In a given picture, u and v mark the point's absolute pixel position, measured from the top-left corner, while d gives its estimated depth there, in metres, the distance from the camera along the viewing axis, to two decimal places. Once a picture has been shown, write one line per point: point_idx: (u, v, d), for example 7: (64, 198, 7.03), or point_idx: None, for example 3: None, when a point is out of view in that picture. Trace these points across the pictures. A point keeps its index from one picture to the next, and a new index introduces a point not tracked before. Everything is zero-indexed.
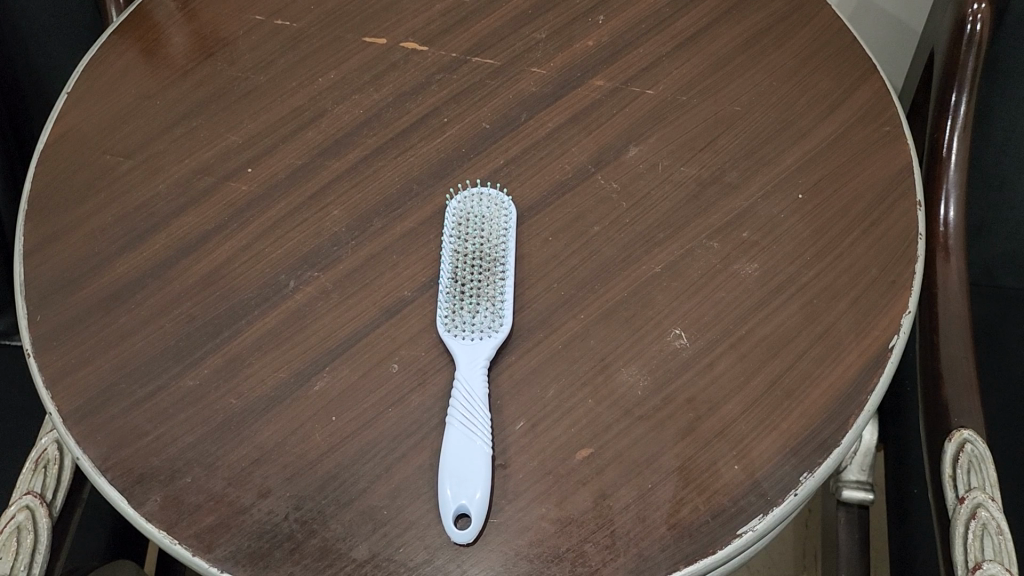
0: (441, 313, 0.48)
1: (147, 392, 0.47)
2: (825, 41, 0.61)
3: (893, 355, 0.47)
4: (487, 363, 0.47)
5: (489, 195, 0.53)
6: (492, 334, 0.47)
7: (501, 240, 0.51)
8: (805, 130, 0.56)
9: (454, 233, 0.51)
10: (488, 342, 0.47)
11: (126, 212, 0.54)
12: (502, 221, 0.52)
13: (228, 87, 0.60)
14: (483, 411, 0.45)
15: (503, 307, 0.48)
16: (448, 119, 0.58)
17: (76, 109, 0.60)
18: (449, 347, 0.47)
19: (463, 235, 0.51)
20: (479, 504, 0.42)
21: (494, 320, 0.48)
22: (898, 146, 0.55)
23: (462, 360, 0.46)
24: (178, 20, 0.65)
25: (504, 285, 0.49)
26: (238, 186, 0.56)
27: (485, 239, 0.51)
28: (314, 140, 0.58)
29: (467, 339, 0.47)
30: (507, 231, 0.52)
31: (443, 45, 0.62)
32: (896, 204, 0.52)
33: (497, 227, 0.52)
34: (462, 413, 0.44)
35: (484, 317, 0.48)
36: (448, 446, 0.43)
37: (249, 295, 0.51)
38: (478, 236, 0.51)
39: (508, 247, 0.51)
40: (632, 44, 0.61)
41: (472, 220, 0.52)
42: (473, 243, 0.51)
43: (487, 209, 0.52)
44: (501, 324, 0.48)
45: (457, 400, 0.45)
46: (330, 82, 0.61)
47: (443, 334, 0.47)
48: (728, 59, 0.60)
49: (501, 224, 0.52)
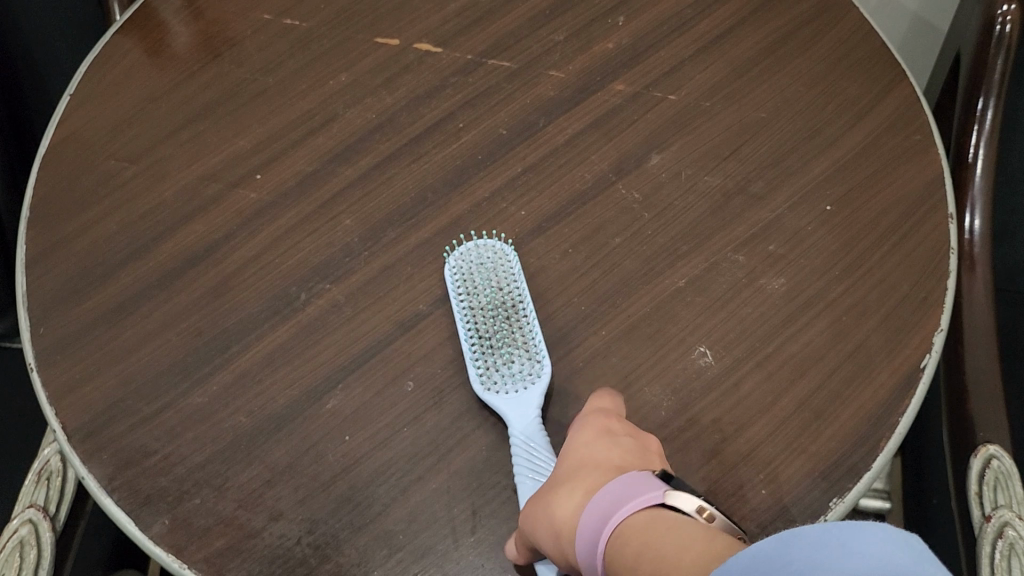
0: (475, 374, 0.45)
1: (153, 410, 0.46)
2: (853, 44, 0.59)
3: (925, 375, 0.45)
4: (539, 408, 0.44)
5: (492, 247, 0.50)
6: (536, 380, 0.45)
7: (513, 284, 0.47)
8: (832, 138, 0.54)
9: (461, 284, 0.48)
10: (535, 388, 0.45)
11: (132, 218, 0.53)
12: (506, 265, 0.49)
13: (237, 90, 0.59)
14: (547, 455, 0.43)
15: (539, 349, 0.46)
16: (464, 125, 0.56)
17: (79, 110, 0.58)
18: (495, 406, 0.44)
19: (473, 289, 0.48)
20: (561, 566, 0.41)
21: (533, 364, 0.45)
22: (929, 156, 0.53)
23: (511, 415, 0.44)
24: (184, 18, 0.63)
25: (531, 326, 0.46)
26: (247, 193, 0.54)
27: (497, 287, 0.47)
28: (326, 145, 0.56)
29: (511, 393, 0.44)
30: (516, 273, 0.48)
31: (458, 46, 0.60)
32: (926, 218, 0.51)
33: (505, 272, 0.48)
34: (527, 461, 0.42)
35: (522, 365, 0.45)
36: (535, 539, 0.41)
37: (259, 308, 0.49)
38: (489, 284, 0.48)
39: (521, 289, 0.47)
40: (654, 47, 0.59)
41: (477, 271, 0.48)
42: (485, 294, 0.47)
43: (489, 257, 0.49)
44: (542, 366, 0.45)
45: (519, 453, 0.43)
46: (341, 84, 0.59)
47: (481, 394, 0.45)
48: (753, 63, 0.58)
49: (507, 269, 0.48)
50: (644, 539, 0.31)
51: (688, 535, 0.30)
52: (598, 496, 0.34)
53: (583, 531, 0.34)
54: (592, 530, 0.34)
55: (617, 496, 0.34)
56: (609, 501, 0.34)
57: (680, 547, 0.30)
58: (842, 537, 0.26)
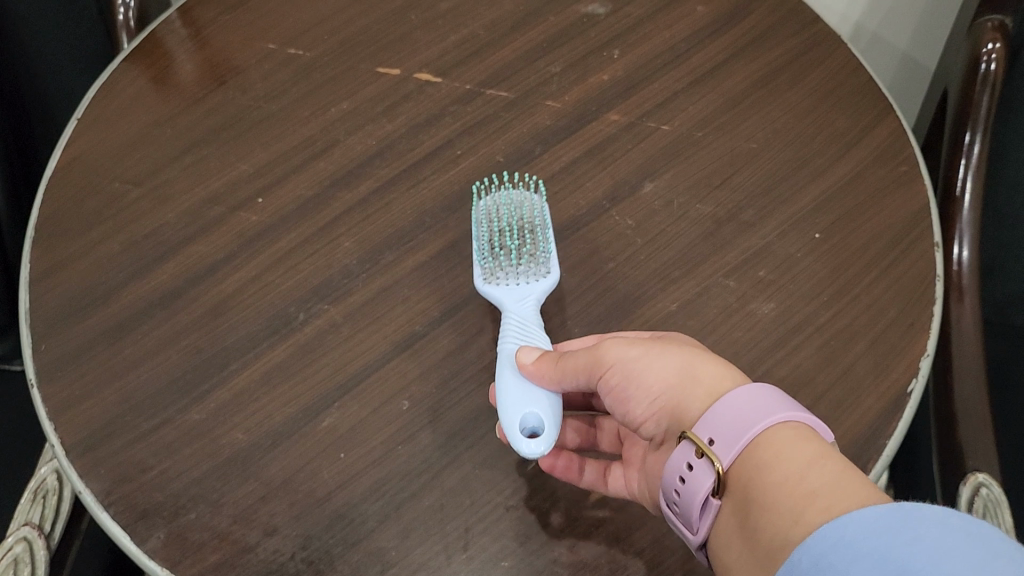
0: (484, 270, 0.49)
1: (151, 426, 0.46)
2: (841, 79, 0.61)
3: (912, 399, 0.46)
4: (537, 302, 0.48)
5: (517, 197, 0.52)
6: (537, 282, 0.48)
7: (537, 214, 0.51)
8: (821, 169, 0.56)
9: (488, 212, 0.52)
10: (536, 287, 0.48)
11: (136, 240, 0.54)
12: (531, 203, 0.52)
13: (241, 117, 0.60)
14: (539, 334, 0.45)
15: (549, 260, 0.49)
16: (462, 152, 0.58)
17: (86, 135, 0.59)
18: (492, 295, 0.48)
19: (496, 217, 0.51)
20: (547, 421, 0.40)
21: (538, 269, 0.49)
22: (916, 187, 0.54)
23: (507, 304, 0.48)
24: (189, 48, 0.64)
25: (546, 243, 0.50)
26: (249, 216, 0.55)
27: (520, 215, 0.51)
28: (327, 171, 0.57)
29: (510, 287, 0.48)
30: (541, 211, 0.51)
31: (457, 77, 0.62)
32: (914, 246, 0.52)
33: (530, 209, 0.51)
34: (516, 333, 0.45)
35: (528, 268, 0.49)
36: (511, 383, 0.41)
37: (258, 327, 0.50)
38: (513, 212, 0.51)
39: (543, 221, 0.51)
40: (647, 79, 0.61)
41: (502, 208, 0.51)
42: (507, 220, 0.51)
43: (513, 201, 0.52)
44: (547, 271, 0.49)
45: (510, 327, 0.45)
46: (343, 111, 0.60)
47: (483, 286, 0.48)
48: (745, 96, 0.60)
49: (532, 208, 0.51)
50: (813, 458, 0.35)
51: (852, 472, 0.34)
52: (759, 387, 0.38)
53: (732, 403, 0.38)
54: (741, 412, 0.37)
55: (784, 401, 0.37)
56: (771, 402, 0.37)
57: (847, 481, 0.34)
58: (966, 527, 0.30)
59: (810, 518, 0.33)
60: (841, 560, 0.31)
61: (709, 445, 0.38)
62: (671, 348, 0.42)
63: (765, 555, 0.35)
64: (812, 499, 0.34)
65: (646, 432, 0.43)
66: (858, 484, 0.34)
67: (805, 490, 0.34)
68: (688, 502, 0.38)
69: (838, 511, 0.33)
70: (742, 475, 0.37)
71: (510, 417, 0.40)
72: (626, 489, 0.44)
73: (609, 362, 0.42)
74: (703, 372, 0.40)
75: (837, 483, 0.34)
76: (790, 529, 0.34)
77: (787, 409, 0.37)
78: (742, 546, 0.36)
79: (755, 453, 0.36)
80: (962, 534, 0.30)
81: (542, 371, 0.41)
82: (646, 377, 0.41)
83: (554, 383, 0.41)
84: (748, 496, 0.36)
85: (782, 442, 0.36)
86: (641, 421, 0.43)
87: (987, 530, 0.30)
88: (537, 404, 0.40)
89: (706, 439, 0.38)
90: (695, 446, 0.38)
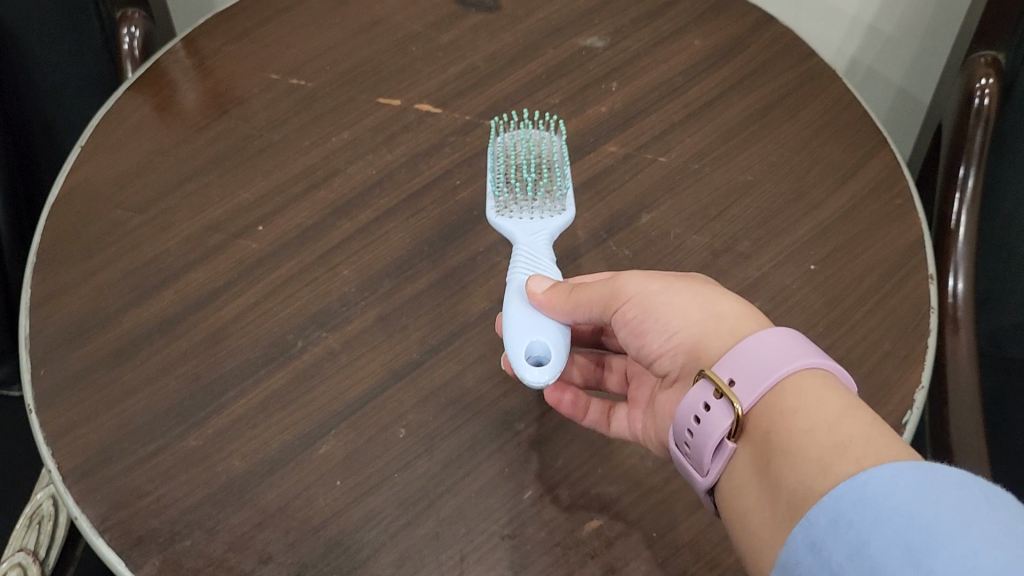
0: (498, 205, 0.52)
1: (148, 452, 0.46)
2: (836, 113, 0.61)
3: (907, 431, 0.46)
4: (548, 238, 0.51)
5: (535, 138, 0.55)
6: (549, 219, 0.51)
7: (554, 152, 0.54)
8: (816, 201, 0.56)
9: (505, 147, 0.54)
10: (549, 223, 0.51)
11: (136, 266, 0.54)
12: (548, 144, 0.55)
13: (243, 146, 0.61)
14: (548, 264, 0.48)
15: (563, 198, 0.52)
16: (461, 182, 0.58)
17: (89, 162, 0.60)
18: (505, 228, 0.51)
19: (513, 154, 0.54)
20: (553, 350, 0.43)
21: (552, 206, 0.51)
22: (910, 220, 0.55)
23: (519, 235, 0.51)
24: (192, 77, 0.65)
25: (562, 180, 0.52)
26: (249, 244, 0.55)
27: (538, 153, 0.54)
28: (327, 199, 0.58)
29: (522, 222, 0.51)
30: (558, 150, 0.54)
31: (457, 108, 0.63)
32: (908, 278, 0.52)
33: (547, 148, 0.54)
34: (526, 265, 0.48)
35: (542, 204, 0.51)
36: (520, 313, 0.44)
37: (256, 354, 0.50)
38: (530, 151, 0.54)
39: (560, 159, 0.54)
40: (645, 112, 0.62)
41: (519, 147, 0.54)
42: (525, 157, 0.53)
43: (531, 141, 0.55)
44: (562, 209, 0.52)
45: (521, 259, 0.48)
46: (344, 141, 0.61)
47: (497, 220, 0.51)
48: (741, 128, 0.61)
49: (549, 148, 0.54)
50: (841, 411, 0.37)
51: (877, 426, 0.36)
52: (785, 334, 0.39)
53: (759, 349, 0.39)
54: (768, 357, 0.39)
55: (805, 347, 0.39)
56: (797, 349, 0.39)
57: (874, 434, 0.35)
58: (985, 493, 0.32)
59: (839, 469, 0.34)
60: (864, 519, 0.32)
61: (729, 386, 0.39)
62: (686, 287, 0.44)
63: (785, 502, 0.36)
64: (841, 450, 0.35)
65: (659, 368, 0.45)
66: (882, 436, 0.35)
67: (833, 441, 0.35)
68: (701, 444, 0.40)
69: (868, 464, 0.34)
70: (761, 420, 0.38)
71: (516, 345, 0.43)
72: (628, 428, 0.47)
73: (626, 297, 0.44)
74: (724, 313, 0.42)
75: (866, 437, 0.35)
76: (818, 480, 0.35)
77: (810, 357, 0.38)
78: (757, 490, 0.38)
79: (778, 399, 0.38)
80: (978, 496, 0.32)
81: (553, 302, 0.43)
82: (658, 312, 0.44)
83: (564, 315, 0.43)
84: (771, 442, 0.38)
85: (809, 393, 0.37)
86: (654, 356, 0.45)
87: (1001, 495, 0.32)
88: (545, 333, 0.43)
89: (727, 380, 0.39)
90: (715, 386, 0.39)
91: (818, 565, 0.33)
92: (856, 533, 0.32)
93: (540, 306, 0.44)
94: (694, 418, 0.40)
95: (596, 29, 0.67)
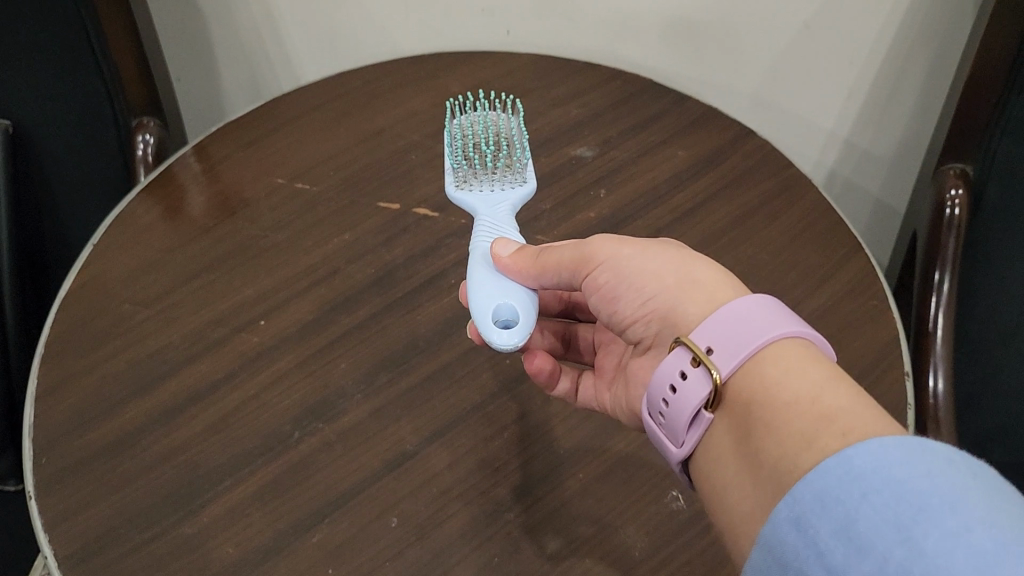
0: (462, 180, 0.57)
1: (144, 538, 0.47)
2: (814, 220, 0.65)
3: None
4: (511, 209, 0.56)
5: (493, 120, 0.60)
6: (512, 190, 0.56)
7: (511, 130, 0.59)
8: (796, 302, 0.59)
9: (466, 128, 0.60)
10: (511, 195, 0.56)
11: (141, 358, 0.56)
12: (505, 123, 0.60)
13: (248, 245, 0.64)
14: (511, 231, 0.53)
15: (524, 171, 0.57)
16: (456, 282, 0.61)
17: (100, 259, 0.62)
18: (469, 202, 0.56)
19: (472, 134, 0.59)
20: (518, 313, 0.45)
21: (514, 179, 0.57)
22: (886, 319, 0.57)
23: (482, 207, 0.55)
24: (202, 181, 0.69)
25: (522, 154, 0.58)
26: (250, 337, 0.57)
27: (498, 130, 0.59)
28: (327, 296, 0.60)
29: (484, 195, 0.56)
30: (515, 128, 0.60)
31: (453, 212, 0.66)
32: (885, 375, 0.54)
33: (505, 126, 0.60)
34: (488, 234, 0.52)
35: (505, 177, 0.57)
36: (484, 279, 0.47)
37: (254, 444, 0.52)
38: (489, 128, 0.59)
39: (516, 136, 0.59)
40: (632, 217, 0.65)
41: (478, 126, 0.60)
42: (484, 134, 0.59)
43: (488, 122, 0.60)
44: (523, 180, 0.57)
45: (485, 227, 0.53)
46: (344, 242, 0.64)
47: (461, 196, 0.56)
48: (723, 232, 0.64)
49: (507, 126, 0.60)
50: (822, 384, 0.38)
51: (860, 399, 0.37)
52: (766, 304, 0.41)
53: (737, 318, 0.41)
54: (748, 326, 0.41)
55: (784, 316, 0.41)
56: (773, 317, 0.41)
57: (856, 408, 0.37)
58: (972, 468, 0.33)
59: (822, 444, 0.36)
60: (852, 494, 0.33)
61: (707, 354, 0.41)
62: (661, 253, 0.46)
63: (769, 480, 0.38)
64: (825, 422, 0.36)
65: (635, 333, 0.48)
66: (865, 409, 0.37)
67: (818, 416, 0.37)
68: (677, 414, 0.42)
69: (853, 437, 0.35)
70: (742, 394, 0.40)
71: (483, 310, 0.46)
72: (595, 399, 0.53)
73: (601, 263, 0.47)
74: (700, 279, 0.45)
75: (850, 410, 0.37)
76: (801, 453, 0.36)
77: (788, 325, 0.40)
78: (737, 465, 0.40)
79: (759, 369, 0.40)
80: (965, 471, 0.33)
81: (519, 268, 0.47)
82: (632, 279, 0.46)
83: (532, 280, 0.47)
84: (752, 413, 0.39)
85: (792, 369, 0.39)
86: (630, 322, 0.47)
87: (987, 471, 0.33)
88: (511, 298, 0.46)
89: (704, 348, 0.41)
90: (692, 354, 0.41)
91: (803, 543, 0.34)
92: (842, 510, 0.33)
93: (505, 270, 0.47)
94: (671, 388, 0.42)
95: (585, 140, 0.71)
